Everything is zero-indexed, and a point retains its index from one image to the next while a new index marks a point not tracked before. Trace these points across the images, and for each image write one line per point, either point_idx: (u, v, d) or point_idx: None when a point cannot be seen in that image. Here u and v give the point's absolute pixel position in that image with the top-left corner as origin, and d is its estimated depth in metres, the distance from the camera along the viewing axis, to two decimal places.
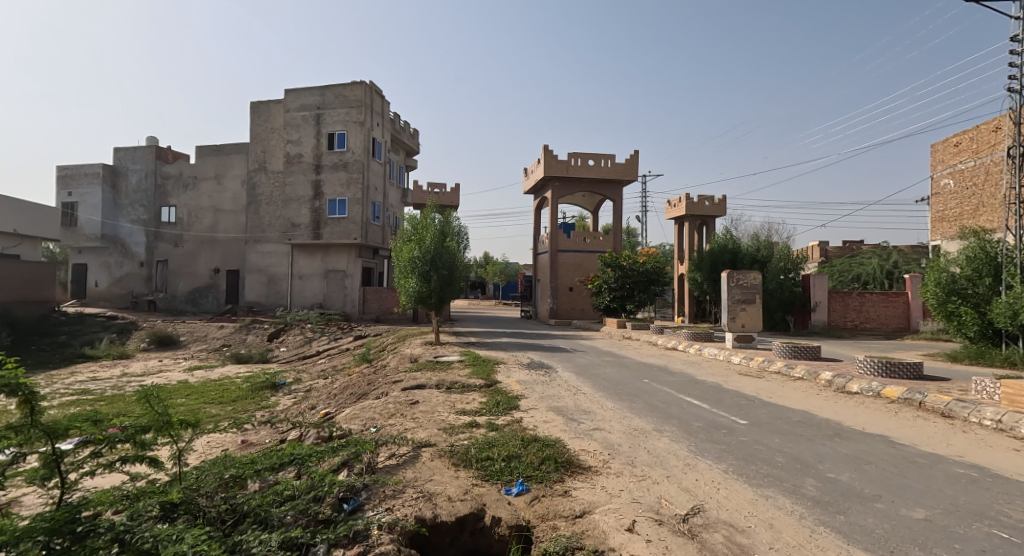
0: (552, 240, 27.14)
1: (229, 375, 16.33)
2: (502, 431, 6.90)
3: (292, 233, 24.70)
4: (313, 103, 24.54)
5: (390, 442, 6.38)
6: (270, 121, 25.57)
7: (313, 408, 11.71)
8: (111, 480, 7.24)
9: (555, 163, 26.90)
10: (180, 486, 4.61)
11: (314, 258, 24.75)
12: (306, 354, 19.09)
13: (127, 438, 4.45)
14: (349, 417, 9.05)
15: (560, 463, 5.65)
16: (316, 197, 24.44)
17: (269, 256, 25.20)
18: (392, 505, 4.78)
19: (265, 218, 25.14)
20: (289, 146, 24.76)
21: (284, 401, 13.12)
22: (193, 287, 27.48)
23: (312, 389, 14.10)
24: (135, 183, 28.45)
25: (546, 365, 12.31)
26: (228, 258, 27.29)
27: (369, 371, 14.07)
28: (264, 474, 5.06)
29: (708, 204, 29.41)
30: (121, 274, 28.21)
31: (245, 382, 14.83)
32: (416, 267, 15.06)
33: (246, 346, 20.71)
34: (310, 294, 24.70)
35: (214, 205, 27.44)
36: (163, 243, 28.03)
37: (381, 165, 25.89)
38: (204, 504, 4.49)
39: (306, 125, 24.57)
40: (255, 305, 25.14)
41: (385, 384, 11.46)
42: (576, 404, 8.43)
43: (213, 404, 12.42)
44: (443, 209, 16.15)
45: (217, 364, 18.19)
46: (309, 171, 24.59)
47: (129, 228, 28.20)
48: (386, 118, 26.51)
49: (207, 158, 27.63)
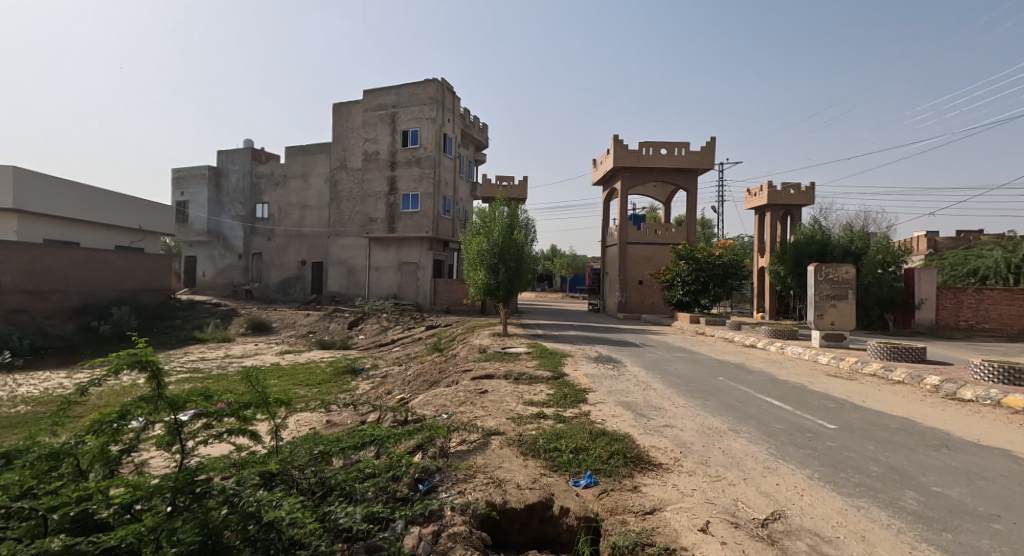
0: (621, 232, 26.67)
1: (314, 360, 17.29)
2: (570, 423, 6.86)
3: (369, 228, 25.55)
4: (389, 102, 25.20)
5: (460, 430, 6.47)
6: (350, 121, 26.43)
7: (389, 393, 12.19)
8: (211, 453, 7.77)
9: (625, 153, 26.33)
10: (276, 457, 4.93)
11: (389, 251, 25.46)
12: (384, 342, 19.69)
13: (234, 411, 4.82)
14: (421, 403, 9.24)
15: (628, 459, 5.53)
16: (391, 192, 25.12)
17: (349, 249, 26.22)
18: (464, 489, 4.96)
19: (345, 212, 26.17)
20: (366, 145, 25.65)
21: (364, 386, 13.64)
22: (284, 278, 28.86)
23: (388, 375, 14.67)
24: (235, 182, 30.31)
25: (614, 359, 12.15)
26: (314, 251, 28.29)
27: (440, 360, 14.40)
28: (351, 452, 5.26)
29: (793, 193, 27.88)
30: (223, 265, 30.26)
31: (327, 367, 15.61)
32: (484, 260, 15.14)
33: (329, 333, 21.63)
34: (386, 285, 25.45)
35: (300, 201, 28.77)
36: (259, 237, 29.61)
37: (451, 160, 26.19)
38: (297, 477, 4.75)
39: (382, 123, 25.32)
40: (337, 295, 26.26)
41: (455, 372, 11.73)
42: (646, 399, 8.24)
43: (302, 385, 13.15)
44: (511, 202, 16.12)
45: (304, 350, 19.26)
46: (385, 168, 25.30)
47: (230, 224, 30.15)
48: (457, 114, 26.69)
49: (294, 158, 28.91)
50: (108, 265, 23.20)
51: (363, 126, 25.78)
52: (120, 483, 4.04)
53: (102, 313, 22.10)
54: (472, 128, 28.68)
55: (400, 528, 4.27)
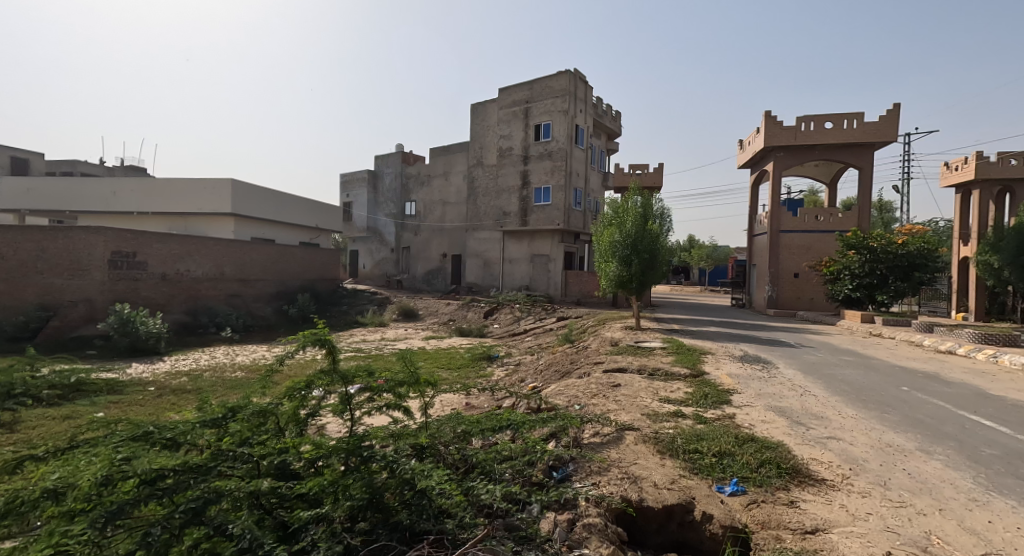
0: (774, 219, 24.63)
1: (454, 346, 18.31)
2: (712, 426, 6.38)
3: (503, 221, 26.15)
4: (522, 97, 25.49)
5: (594, 421, 6.39)
6: (485, 119, 27.21)
7: (523, 382, 12.74)
8: (374, 424, 9.72)
9: (779, 130, 24.26)
10: (425, 432, 5.54)
11: (521, 243, 25.79)
12: (516, 332, 19.90)
13: (392, 387, 6.10)
14: (550, 393, 9.35)
15: (783, 469, 5.02)
16: (524, 186, 25.45)
17: (484, 242, 27.07)
18: (598, 481, 5.02)
19: (481, 207, 27.07)
20: (501, 141, 26.29)
21: (499, 372, 14.47)
22: (427, 270, 30.61)
23: (521, 363, 15.21)
24: (388, 183, 32.82)
25: (762, 359, 11.21)
26: (453, 244, 29.28)
27: (571, 351, 14.35)
28: (490, 433, 5.72)
29: (1012, 165, 23.78)
30: (380, 258, 33.12)
31: (465, 353, 16.73)
32: (616, 251, 14.77)
33: (467, 322, 22.48)
34: (518, 277, 25.86)
35: (441, 198, 30.04)
36: (407, 232, 31.71)
37: (584, 151, 25.76)
38: (443, 451, 5.40)
39: (516, 119, 25.74)
40: (474, 286, 27.36)
41: (587, 364, 11.73)
42: (804, 406, 7.46)
43: (443, 370, 14.45)
44: (645, 190, 15.51)
45: (446, 336, 20.48)
46: (518, 162, 25.69)
47: (384, 221, 32.73)
48: (589, 104, 26.07)
49: (437, 159, 30.19)
50: (296, 260, 26.39)
51: (499, 123, 26.44)
52: (308, 445, 5.07)
53: (290, 298, 25.11)
54: (604, 117, 28.08)
55: (535, 512, 4.65)
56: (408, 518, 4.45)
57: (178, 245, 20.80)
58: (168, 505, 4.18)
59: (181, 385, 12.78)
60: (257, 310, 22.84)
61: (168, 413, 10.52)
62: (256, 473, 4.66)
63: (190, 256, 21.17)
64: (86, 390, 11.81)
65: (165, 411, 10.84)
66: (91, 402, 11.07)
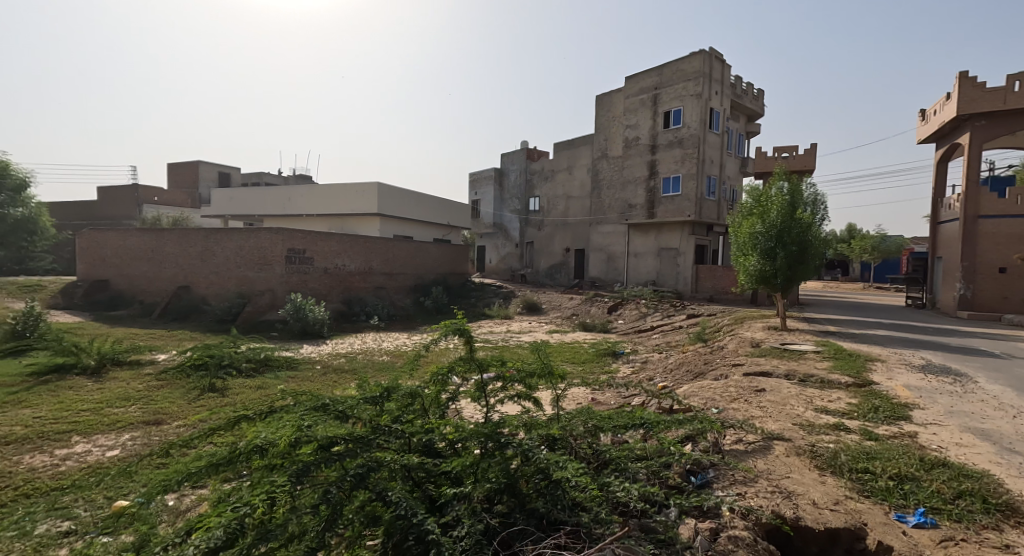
0: (968, 201, 19.09)
1: (578, 340, 18.11)
2: (884, 443, 6.05)
3: (629, 214, 25.31)
4: (651, 84, 24.38)
5: (736, 427, 6.69)
6: (612, 110, 26.50)
7: (651, 380, 12.45)
8: (505, 411, 10.36)
9: (982, 92, 18.62)
10: (559, 424, 6.42)
11: (648, 237, 24.77)
12: (642, 328, 18.83)
13: (521, 379, 7.28)
14: (684, 396, 8.81)
15: (990, 505, 4.98)
16: (651, 176, 24.40)
17: (609, 236, 26.46)
18: (745, 492, 5.45)
19: (606, 200, 26.45)
20: (628, 131, 25.43)
21: (624, 368, 14.33)
22: (550, 264, 30.54)
23: (649, 360, 14.72)
24: (513, 180, 33.31)
25: (948, 370, 9.62)
26: (576, 238, 28.93)
27: (705, 350, 13.51)
28: (620, 430, 6.49)
29: None
30: (505, 253, 33.81)
31: (591, 347, 16.60)
32: (758, 244, 13.56)
33: (590, 317, 21.82)
34: (644, 271, 24.88)
35: (565, 192, 29.67)
36: (531, 227, 31.93)
37: (720, 136, 23.88)
38: (575, 443, 6.24)
39: (644, 108, 24.70)
40: (598, 280, 26.87)
41: (723, 366, 11.09)
42: (1015, 432, 6.25)
43: (568, 362, 14.91)
44: (792, 177, 14.04)
45: (569, 330, 20.29)
46: (646, 152, 24.65)
47: (509, 217, 33.29)
48: (727, 84, 23.95)
49: (561, 153, 29.75)
50: (430, 256, 27.47)
51: (625, 112, 25.61)
52: (448, 427, 6.28)
53: (424, 290, 26.24)
54: (743, 97, 25.85)
55: (675, 515, 5.12)
56: (543, 507, 5.37)
57: (338, 244, 22.64)
58: (339, 470, 5.43)
59: (340, 365, 14.11)
60: (397, 301, 24.18)
61: (332, 389, 11.75)
62: (408, 448, 6.00)
63: (345, 253, 22.96)
64: (270, 365, 13.54)
65: (327, 387, 12.12)
66: (276, 376, 12.75)
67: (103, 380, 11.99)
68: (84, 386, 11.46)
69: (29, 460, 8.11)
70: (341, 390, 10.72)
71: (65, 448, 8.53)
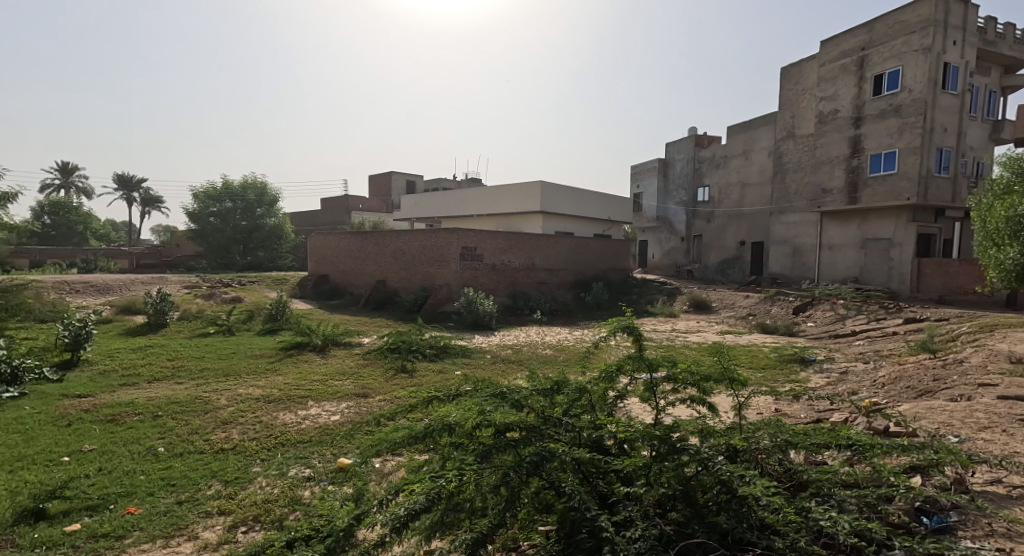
0: None
1: (756, 343, 16.11)
2: None
3: (822, 200, 21.93)
4: (856, 45, 20.65)
5: (991, 464, 5.73)
6: (802, 82, 23.18)
7: (854, 394, 10.41)
8: (675, 414, 9.29)
9: None
10: (742, 436, 5.69)
11: (849, 226, 21.08)
12: (839, 333, 16.15)
13: (696, 381, 6.13)
14: (912, 417, 7.11)
15: None
16: (854, 154, 20.69)
17: (795, 226, 23.33)
18: (1010, 547, 4.59)
19: (792, 186, 23.39)
20: (823, 104, 21.92)
21: (816, 378, 12.18)
22: (723, 259, 28.01)
23: (849, 371, 12.41)
24: (679, 170, 31.25)
25: None
26: (754, 229, 26.10)
27: (931, 363, 11.00)
28: (820, 449, 5.48)
29: None
30: (669, 248, 31.95)
31: (773, 352, 14.57)
32: (1020, 230, 10.63)
33: (771, 317, 19.48)
34: (843, 266, 21.30)
35: (741, 179, 26.89)
36: (700, 220, 29.65)
37: (960, 97, 19.00)
38: (762, 459, 5.52)
39: (846, 74, 21.01)
40: (780, 277, 23.93)
41: (963, 386, 8.89)
42: None
43: (744, 367, 13.19)
44: None
45: (744, 332, 18.21)
46: (847, 126, 20.96)
47: (674, 210, 31.35)
48: (973, 31, 18.93)
49: (737, 137, 27.14)
50: (591, 251, 26.67)
51: (819, 82, 22.11)
52: (617, 423, 5.62)
53: (586, 286, 25.55)
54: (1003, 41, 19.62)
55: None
56: (728, 524, 4.61)
57: (503, 241, 22.72)
58: (514, 457, 5.10)
59: (508, 355, 13.99)
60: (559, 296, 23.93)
61: (504, 378, 11.56)
62: (578, 443, 5.50)
63: (510, 249, 23.05)
64: (450, 351, 13.78)
65: (498, 376, 11.99)
66: (455, 361, 12.95)
67: (327, 356, 13.21)
68: (316, 360, 12.70)
69: (282, 417, 8.93)
70: (514, 380, 10.46)
71: (303, 409, 9.31)
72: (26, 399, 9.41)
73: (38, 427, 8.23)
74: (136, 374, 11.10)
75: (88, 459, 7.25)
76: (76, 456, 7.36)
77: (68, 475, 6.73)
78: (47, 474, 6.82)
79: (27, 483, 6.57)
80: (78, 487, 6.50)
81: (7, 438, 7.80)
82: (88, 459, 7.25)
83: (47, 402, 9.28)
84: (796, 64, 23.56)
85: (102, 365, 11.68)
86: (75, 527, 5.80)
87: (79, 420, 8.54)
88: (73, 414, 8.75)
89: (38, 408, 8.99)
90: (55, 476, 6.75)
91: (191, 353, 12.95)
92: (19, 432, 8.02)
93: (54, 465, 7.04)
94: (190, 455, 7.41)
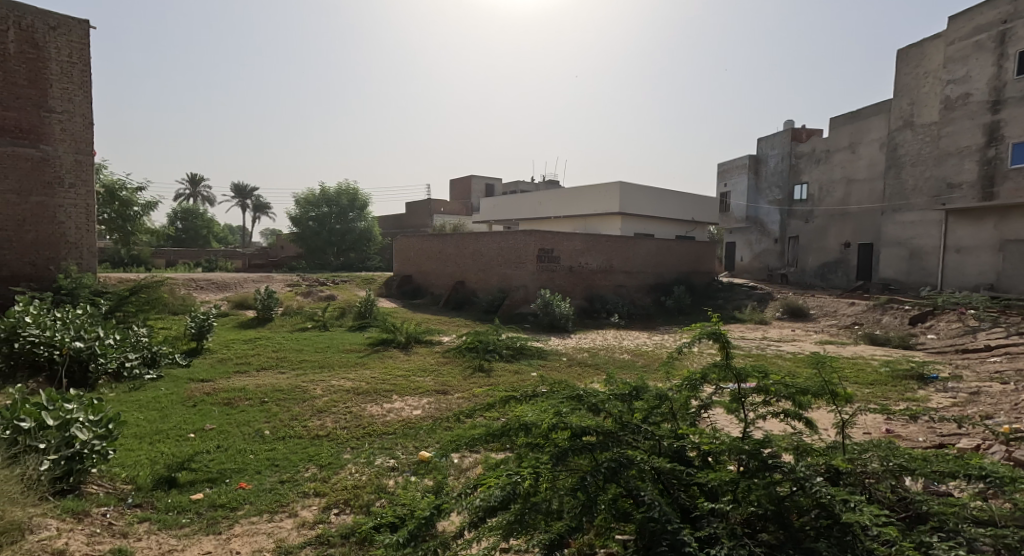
0: None
1: (865, 356, 14.54)
2: None
3: (948, 197, 19.67)
4: (994, 19, 18.30)
5: None
6: (923, 64, 20.90)
7: (987, 418, 9.01)
8: (768, 429, 8.36)
9: None
10: (844, 456, 4.73)
11: (983, 226, 18.76)
12: (969, 348, 14.27)
13: (790, 394, 5.23)
14: None
15: None
16: (990, 143, 18.35)
17: (913, 226, 21.08)
18: None
19: (910, 181, 21.15)
20: (950, 88, 19.64)
21: (940, 397, 10.72)
22: (823, 262, 25.91)
23: (982, 392, 10.83)
24: (773, 166, 29.23)
25: None
26: (862, 230, 23.93)
27: None
28: (942, 479, 4.46)
29: None
30: (760, 250, 30.02)
31: (883, 366, 12.98)
32: None
33: (882, 327, 17.69)
34: (973, 272, 19.00)
35: (847, 175, 24.70)
36: (796, 220, 27.61)
37: None
38: (870, 485, 4.50)
39: (980, 53, 18.71)
40: (893, 283, 21.74)
41: None
42: None
43: (852, 383, 11.82)
44: None
45: (848, 343, 16.54)
46: (982, 112, 18.65)
47: (767, 209, 29.38)
48: None
49: (842, 128, 24.97)
50: (673, 252, 25.44)
51: (946, 63, 19.81)
52: (700, 434, 4.94)
53: (667, 289, 24.37)
54: None
55: None
56: (828, 551, 3.73)
57: (581, 242, 22.01)
58: (590, 462, 4.52)
59: (585, 358, 13.35)
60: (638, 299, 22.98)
61: (583, 382, 10.99)
62: (657, 452, 4.74)
63: (589, 251, 22.27)
64: (526, 352, 13.33)
65: (575, 380, 11.39)
66: (531, 363, 12.49)
67: (409, 353, 13.15)
68: (398, 357, 12.64)
69: (370, 408, 8.79)
70: (593, 383, 9.82)
71: (388, 403, 9.14)
72: (161, 381, 9.80)
73: (169, 405, 8.53)
74: (246, 363, 11.45)
75: (210, 436, 7.38)
76: (200, 433, 7.51)
77: (193, 450, 6.85)
78: (176, 446, 6.97)
79: (161, 454, 6.70)
80: (201, 460, 6.59)
81: (145, 414, 8.11)
82: (209, 436, 7.38)
83: (177, 384, 9.65)
84: (916, 45, 21.27)
85: (221, 353, 12.13)
86: (199, 496, 5.80)
87: (201, 401, 8.78)
88: (197, 396, 9.02)
89: (170, 389, 9.35)
90: (183, 449, 6.88)
91: (292, 345, 13.30)
92: (155, 409, 8.33)
93: (182, 440, 7.20)
94: (290, 440, 7.36)
